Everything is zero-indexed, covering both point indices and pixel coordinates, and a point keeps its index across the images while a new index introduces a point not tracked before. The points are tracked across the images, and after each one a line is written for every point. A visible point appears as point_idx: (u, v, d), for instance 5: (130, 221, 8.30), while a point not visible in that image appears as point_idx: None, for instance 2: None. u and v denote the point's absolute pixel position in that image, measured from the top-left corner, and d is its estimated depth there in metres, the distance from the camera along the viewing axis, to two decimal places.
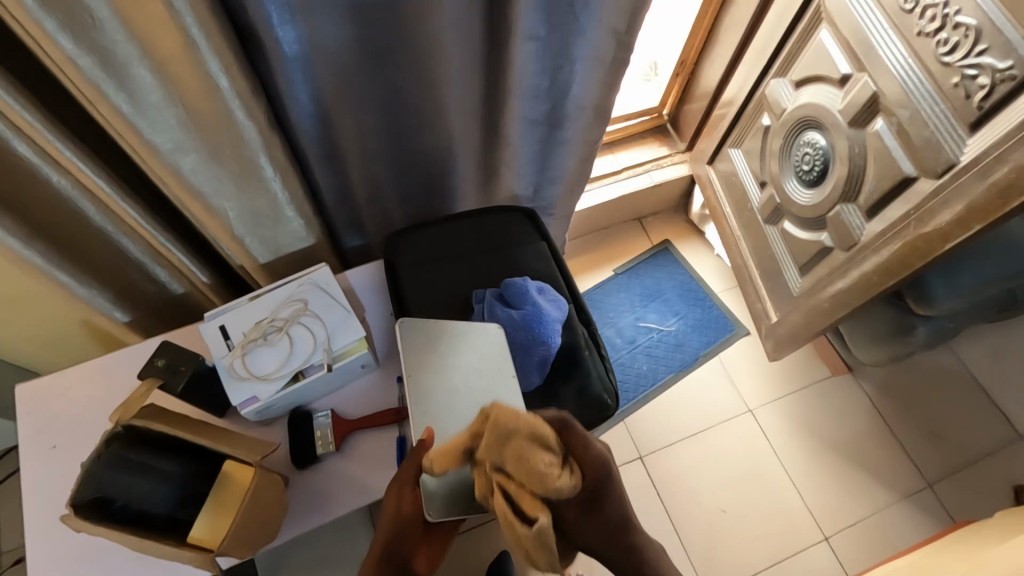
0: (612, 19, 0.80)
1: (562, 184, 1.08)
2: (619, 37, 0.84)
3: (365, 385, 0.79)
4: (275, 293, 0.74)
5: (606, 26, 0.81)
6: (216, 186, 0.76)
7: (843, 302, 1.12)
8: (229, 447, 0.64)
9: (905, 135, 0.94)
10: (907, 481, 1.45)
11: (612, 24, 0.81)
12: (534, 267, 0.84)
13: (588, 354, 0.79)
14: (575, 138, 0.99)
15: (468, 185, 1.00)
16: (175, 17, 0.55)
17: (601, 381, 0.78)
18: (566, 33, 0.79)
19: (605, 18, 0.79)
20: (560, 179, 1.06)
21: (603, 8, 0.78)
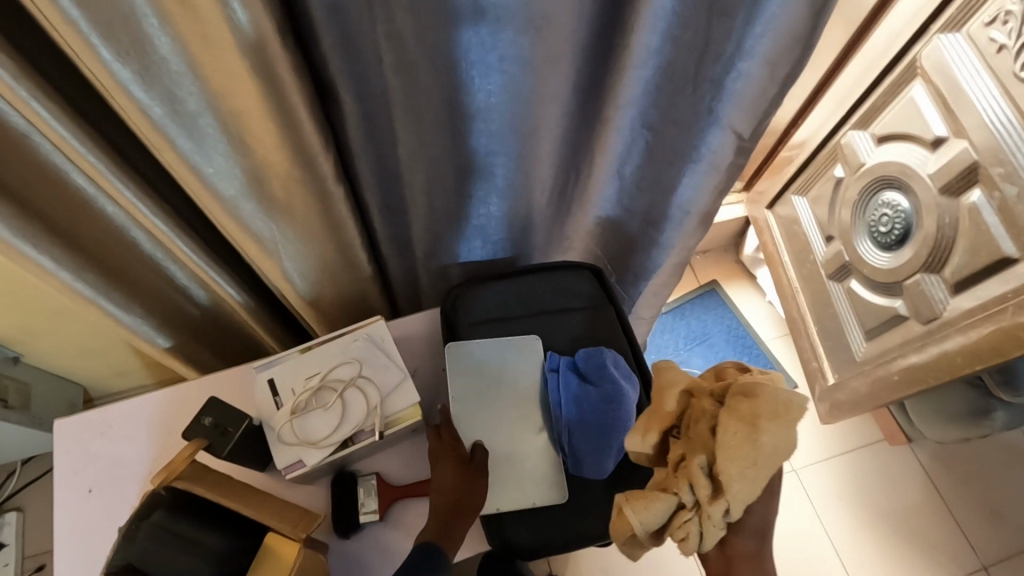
0: (739, 123, 0.71)
1: (646, 282, 1.00)
2: (741, 145, 0.75)
3: (413, 447, 0.74)
4: (329, 347, 0.70)
5: (730, 130, 0.72)
6: (276, 229, 0.72)
7: (916, 378, 1.05)
8: (272, 520, 0.60)
9: (1008, 212, 0.86)
10: (960, 562, 1.38)
11: (736, 128, 0.72)
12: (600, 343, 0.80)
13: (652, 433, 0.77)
14: (673, 243, 0.90)
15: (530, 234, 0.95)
16: (256, 69, 0.52)
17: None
18: (682, 130, 0.72)
19: (731, 122, 0.70)
20: (645, 277, 0.99)
21: (729, 114, 0.69)
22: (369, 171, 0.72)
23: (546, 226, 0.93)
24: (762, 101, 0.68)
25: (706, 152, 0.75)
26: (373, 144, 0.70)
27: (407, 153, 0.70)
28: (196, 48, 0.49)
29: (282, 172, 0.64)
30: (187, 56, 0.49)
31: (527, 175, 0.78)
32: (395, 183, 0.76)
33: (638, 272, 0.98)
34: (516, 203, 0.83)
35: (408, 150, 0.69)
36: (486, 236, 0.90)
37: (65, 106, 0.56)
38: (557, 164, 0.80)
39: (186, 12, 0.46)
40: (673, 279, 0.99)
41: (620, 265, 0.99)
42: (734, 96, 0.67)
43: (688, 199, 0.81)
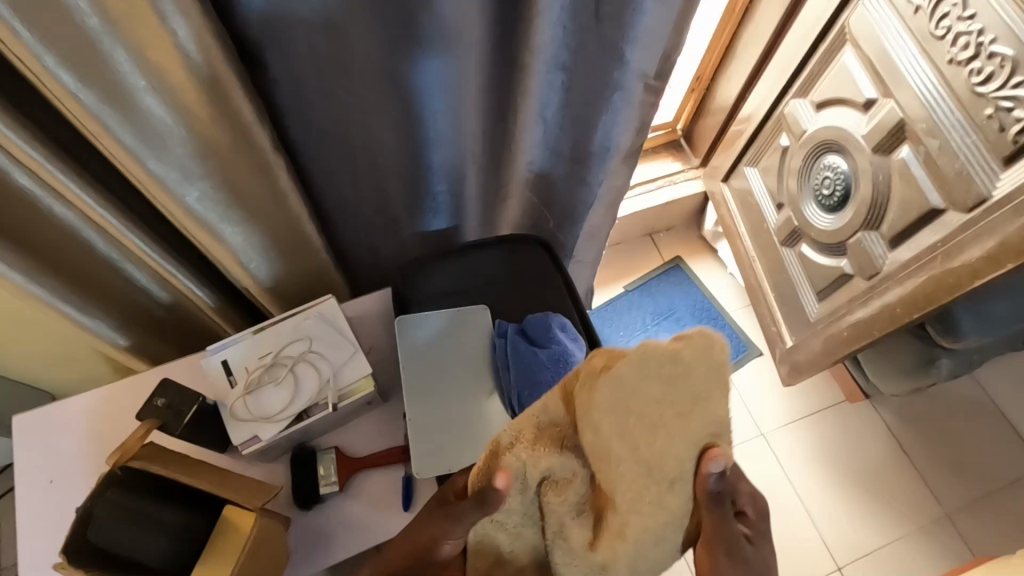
0: (644, 62, 0.74)
1: (582, 231, 1.03)
2: (649, 83, 0.78)
3: (371, 420, 0.76)
4: (281, 326, 0.72)
5: (638, 70, 0.75)
6: (224, 214, 0.74)
7: (864, 332, 1.09)
8: (230, 492, 0.61)
9: (933, 165, 0.90)
10: (925, 512, 1.43)
11: (643, 69, 0.75)
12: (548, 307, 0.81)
13: None
14: (601, 182, 0.93)
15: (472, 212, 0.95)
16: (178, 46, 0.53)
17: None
18: (597, 71, 0.74)
19: (638, 63, 0.74)
20: (581, 226, 1.01)
21: (637, 50, 0.72)
22: (303, 139, 0.74)
23: (478, 183, 0.90)
24: (662, 36, 0.71)
25: (621, 92, 0.78)
26: (293, 112, 0.70)
27: (335, 114, 0.71)
28: (122, 29, 0.50)
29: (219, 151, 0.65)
30: (112, 39, 0.51)
31: (455, 128, 0.78)
32: (324, 154, 0.77)
33: (574, 223, 1.01)
34: (447, 159, 0.83)
35: (334, 113, 0.71)
36: (430, 203, 0.91)
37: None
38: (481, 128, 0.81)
39: None
40: (607, 220, 1.03)
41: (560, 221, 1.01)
42: (640, 35, 0.70)
43: (609, 140, 0.85)
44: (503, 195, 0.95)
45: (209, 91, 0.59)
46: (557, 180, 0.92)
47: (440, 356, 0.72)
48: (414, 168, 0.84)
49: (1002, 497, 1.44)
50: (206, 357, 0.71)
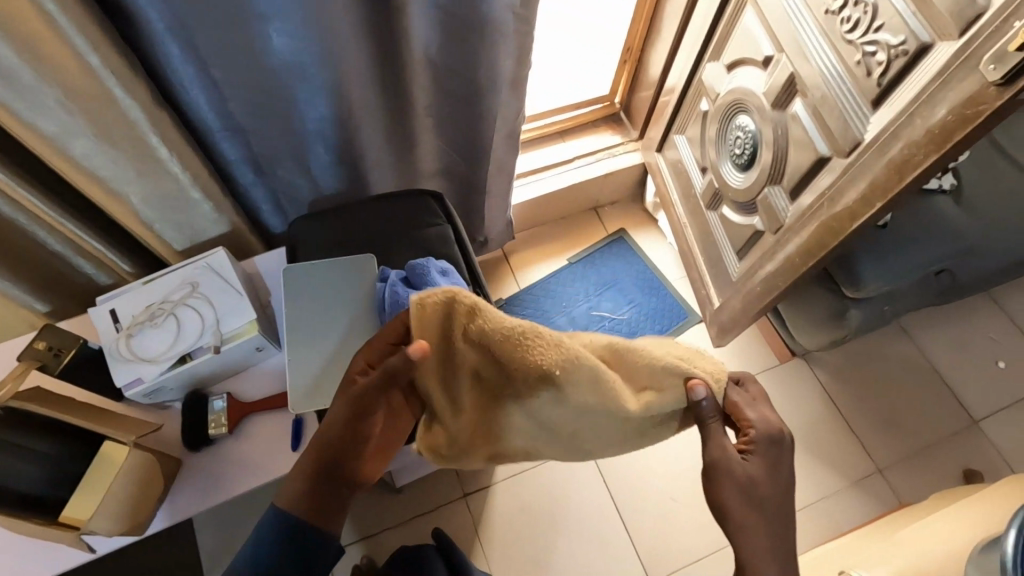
0: None
1: (487, 163, 1.10)
2: (517, 11, 0.85)
3: (264, 368, 0.79)
4: (169, 277, 0.74)
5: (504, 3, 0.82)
6: (115, 168, 0.76)
7: (774, 285, 1.12)
8: (106, 427, 0.65)
9: (819, 115, 0.93)
10: (858, 467, 1.47)
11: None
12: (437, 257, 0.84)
13: None
14: (493, 116, 1.00)
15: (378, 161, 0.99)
16: None
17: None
18: (465, 7, 0.81)
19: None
20: (485, 159, 1.09)
21: None
22: (190, 87, 0.79)
23: (381, 134, 0.96)
24: None
25: (495, 24, 0.84)
26: (178, 60, 0.74)
27: (223, 70, 0.75)
28: None
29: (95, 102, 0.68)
30: None
31: (345, 91, 0.82)
32: (221, 105, 0.82)
33: (479, 156, 1.08)
34: (347, 121, 0.87)
35: (219, 64, 0.75)
36: (333, 154, 0.96)
37: None
38: (373, 77, 0.86)
39: None
40: (511, 148, 1.10)
41: (466, 152, 1.08)
42: None
43: (491, 73, 0.91)
44: (410, 139, 1.01)
45: (70, 36, 0.62)
46: (452, 114, 1.00)
47: (321, 302, 0.75)
48: (315, 126, 0.88)
49: (931, 452, 1.48)
50: (96, 307, 0.73)
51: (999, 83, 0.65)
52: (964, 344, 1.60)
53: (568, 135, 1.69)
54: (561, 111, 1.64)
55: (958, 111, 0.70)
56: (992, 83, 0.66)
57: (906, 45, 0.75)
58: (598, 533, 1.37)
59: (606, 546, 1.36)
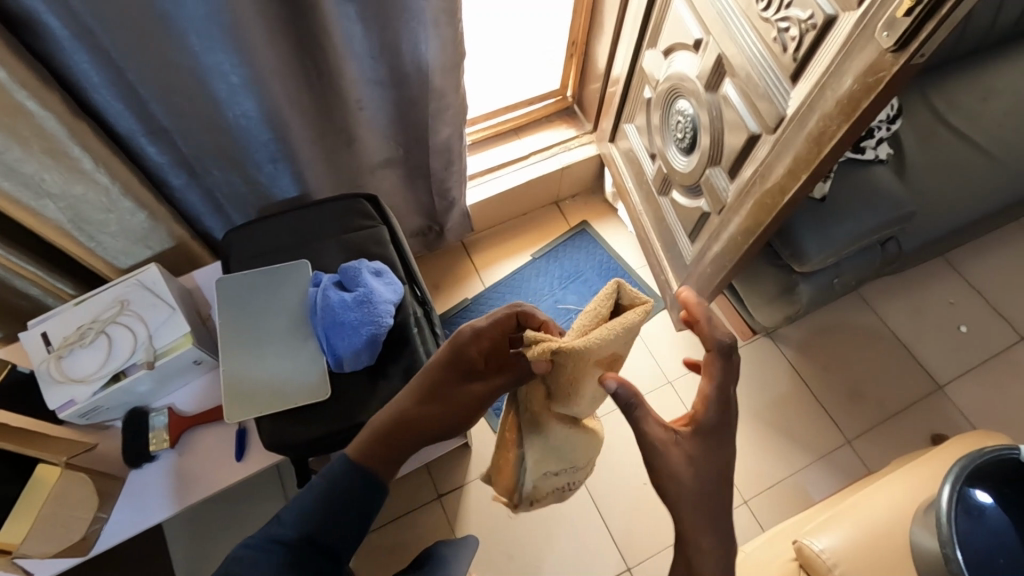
0: None
1: (429, 146, 1.15)
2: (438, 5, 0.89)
3: (204, 381, 0.79)
4: (99, 296, 0.74)
5: None
6: (37, 187, 0.76)
7: (721, 264, 1.14)
8: (36, 451, 0.66)
9: (746, 93, 0.95)
10: (827, 440, 1.48)
11: None
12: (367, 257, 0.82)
13: (418, 331, 0.77)
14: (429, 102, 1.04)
15: (312, 160, 1.02)
16: None
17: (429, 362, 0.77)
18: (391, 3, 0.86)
19: None
20: (427, 141, 1.14)
21: None
22: (107, 101, 0.79)
23: (307, 134, 0.98)
24: None
25: (414, 11, 0.89)
26: (89, 71, 0.75)
27: (136, 79, 0.76)
28: None
29: (5, 118, 0.68)
30: None
31: (267, 94, 0.85)
32: (145, 116, 0.83)
33: (420, 134, 1.13)
34: (276, 119, 0.90)
35: (140, 72, 0.76)
36: (268, 157, 0.97)
37: None
38: (299, 74, 0.89)
39: None
40: (456, 135, 1.14)
41: (407, 132, 1.13)
42: None
43: (418, 56, 0.96)
44: (352, 132, 1.03)
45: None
46: (386, 108, 1.05)
47: (257, 311, 0.76)
48: (244, 126, 0.90)
49: (898, 421, 1.50)
50: (26, 331, 0.73)
51: (894, 49, 0.67)
52: (924, 311, 1.63)
53: (523, 131, 1.70)
54: (514, 108, 1.65)
55: (862, 79, 0.73)
56: (887, 51, 0.68)
57: (812, 19, 0.76)
58: (573, 524, 1.38)
59: (582, 536, 1.37)
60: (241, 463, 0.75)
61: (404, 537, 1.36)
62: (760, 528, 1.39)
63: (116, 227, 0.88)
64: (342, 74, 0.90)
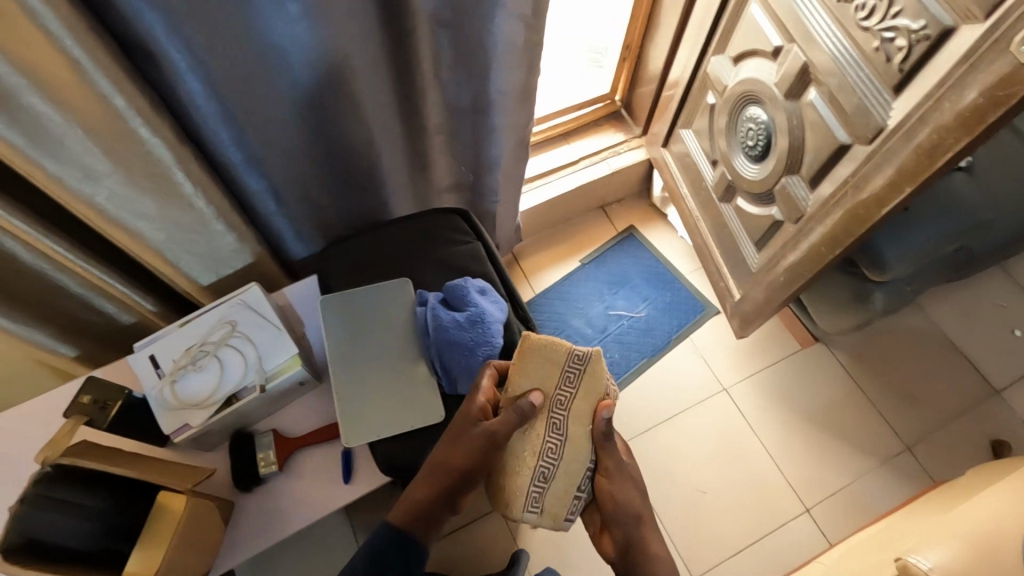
0: (518, 5, 0.88)
1: (499, 172, 1.16)
2: (527, 21, 0.92)
3: (307, 400, 0.78)
4: (204, 317, 0.73)
5: (513, 16, 0.89)
6: (137, 208, 0.75)
7: (798, 274, 1.13)
8: (162, 478, 0.64)
9: (836, 103, 0.93)
10: (884, 445, 1.46)
11: (517, 12, 0.89)
12: (464, 272, 0.81)
13: None
14: (503, 124, 1.06)
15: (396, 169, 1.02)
16: (55, 40, 0.55)
17: None
18: (482, 31, 0.88)
19: (514, 13, 0.89)
20: (497, 166, 1.15)
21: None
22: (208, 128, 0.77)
23: (395, 148, 1.02)
24: None
25: (500, 41, 0.91)
26: (196, 96, 0.73)
27: (239, 104, 0.75)
28: None
29: (119, 142, 0.67)
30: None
31: (360, 118, 0.87)
32: (245, 140, 0.81)
33: (488, 163, 1.13)
34: (359, 134, 0.89)
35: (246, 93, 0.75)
36: (352, 180, 0.98)
37: None
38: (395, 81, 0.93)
39: None
40: (520, 149, 1.18)
41: (476, 160, 1.14)
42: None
43: (500, 85, 0.98)
44: (425, 149, 1.08)
45: (86, 76, 0.59)
46: (464, 123, 1.05)
47: (365, 328, 0.76)
48: (329, 147, 0.90)
49: (957, 425, 1.48)
50: (133, 353, 0.72)
51: None
52: (979, 315, 1.60)
53: (572, 136, 1.69)
54: (563, 114, 1.63)
55: (989, 93, 0.71)
56: None
57: (927, 30, 0.75)
58: None
59: None
60: (350, 485, 0.74)
61: (466, 548, 1.35)
62: (824, 537, 1.38)
63: (204, 245, 0.87)
64: (423, 98, 0.96)
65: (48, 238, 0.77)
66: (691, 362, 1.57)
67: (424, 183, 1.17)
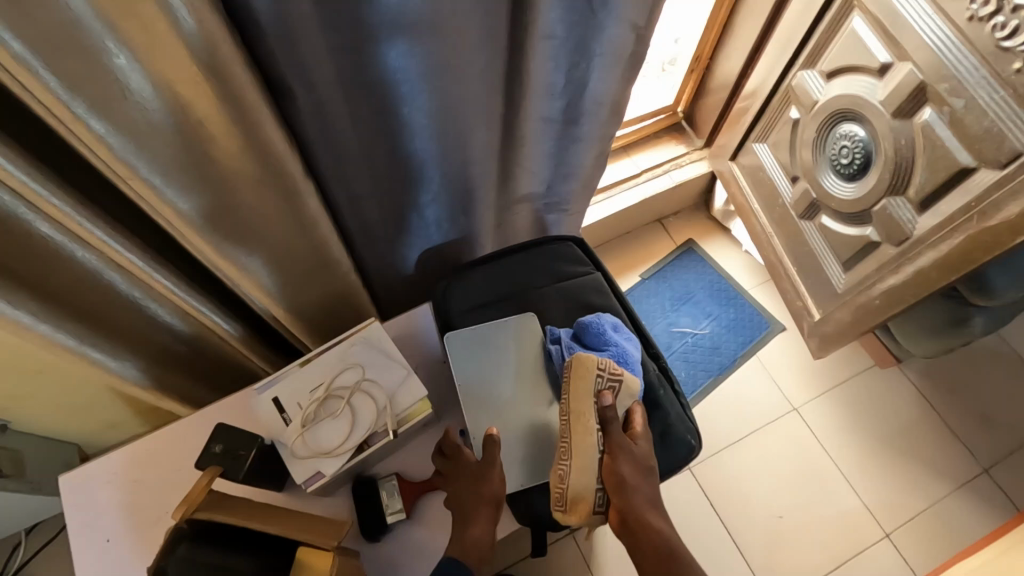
0: (633, 15, 0.83)
1: (575, 179, 1.12)
2: (638, 33, 0.87)
3: (426, 442, 0.77)
4: (327, 356, 0.71)
5: (625, 24, 0.84)
6: (252, 240, 0.72)
7: (899, 298, 1.09)
8: (303, 534, 0.61)
9: (960, 124, 0.89)
10: (963, 468, 1.42)
11: (629, 21, 0.84)
12: (591, 307, 0.84)
13: (664, 393, 0.81)
14: (590, 133, 1.02)
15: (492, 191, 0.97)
16: (207, 73, 0.52)
17: (676, 420, 0.80)
18: (592, 33, 0.82)
19: (626, 20, 0.83)
20: (574, 174, 1.10)
21: (625, 8, 0.81)
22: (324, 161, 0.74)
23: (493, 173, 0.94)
24: None
25: (602, 45, 0.85)
26: (317, 129, 0.68)
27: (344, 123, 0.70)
28: (154, 63, 0.49)
29: (248, 175, 0.64)
30: (154, 71, 0.50)
31: (466, 135, 0.81)
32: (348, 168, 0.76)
33: (570, 170, 1.09)
34: (461, 155, 0.84)
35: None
36: (446, 202, 0.93)
37: (21, 151, 0.54)
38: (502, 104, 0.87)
39: (143, 30, 0.47)
40: (599, 161, 1.11)
41: (563, 169, 1.08)
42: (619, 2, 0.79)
43: (598, 92, 0.94)
44: (517, 166, 1.00)
45: (231, 108, 0.56)
46: (559, 139, 1.01)
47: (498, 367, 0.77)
48: (428, 169, 0.84)
49: None
50: (256, 395, 0.70)
51: None
52: None
53: (633, 149, 1.65)
54: (626, 125, 1.59)
55: None
56: None
57: None
58: (709, 562, 1.35)
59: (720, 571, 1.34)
60: None
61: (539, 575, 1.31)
62: (905, 564, 1.33)
63: (305, 274, 0.83)
64: (523, 109, 0.87)
65: (158, 273, 0.74)
66: (759, 381, 1.53)
67: (506, 200, 1.09)
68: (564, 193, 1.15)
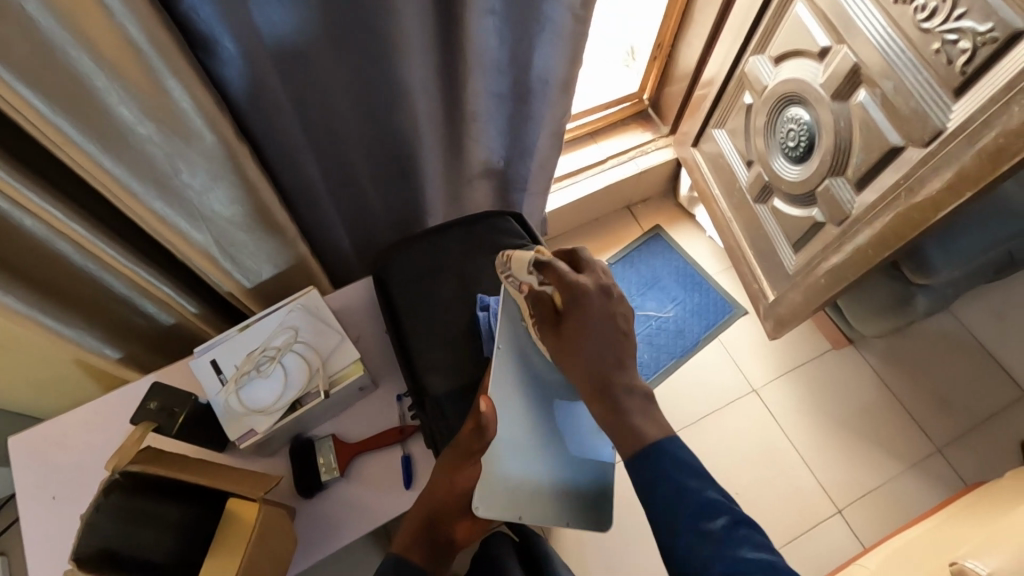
0: None
1: (531, 158, 1.15)
2: (577, 13, 0.89)
3: (365, 406, 0.83)
4: (264, 322, 0.77)
5: (564, 5, 0.87)
6: (195, 207, 0.75)
7: (841, 277, 1.12)
8: (234, 486, 0.64)
9: (890, 105, 0.92)
10: (915, 447, 1.45)
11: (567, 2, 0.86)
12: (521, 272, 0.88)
13: None
14: (541, 113, 1.05)
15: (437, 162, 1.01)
16: (124, 33, 0.55)
17: None
18: (532, 10, 0.86)
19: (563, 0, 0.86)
20: (530, 152, 1.13)
21: None
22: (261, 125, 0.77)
23: (438, 139, 0.98)
24: None
25: (545, 21, 0.89)
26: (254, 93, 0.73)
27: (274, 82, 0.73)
28: (78, 29, 0.52)
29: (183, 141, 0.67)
30: (77, 35, 0.53)
31: (411, 101, 0.86)
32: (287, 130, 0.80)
33: (524, 148, 1.12)
34: (406, 116, 0.88)
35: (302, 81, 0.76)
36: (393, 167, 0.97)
37: None
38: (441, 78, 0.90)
39: None
40: (554, 143, 1.14)
41: (515, 146, 1.11)
42: None
43: (543, 71, 0.97)
44: (465, 142, 1.03)
45: (156, 73, 0.59)
46: (507, 117, 1.04)
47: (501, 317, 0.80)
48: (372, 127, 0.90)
49: (991, 427, 1.45)
50: (195, 358, 0.76)
51: None
52: None
53: (599, 136, 1.68)
54: (593, 113, 1.62)
55: None
56: None
57: (995, 33, 0.75)
58: None
59: None
60: (412, 491, 0.77)
61: None
62: (857, 540, 1.37)
63: (253, 246, 0.87)
64: (466, 84, 0.90)
65: (104, 243, 0.76)
66: (720, 363, 1.56)
67: (458, 177, 1.13)
68: (517, 173, 1.18)
